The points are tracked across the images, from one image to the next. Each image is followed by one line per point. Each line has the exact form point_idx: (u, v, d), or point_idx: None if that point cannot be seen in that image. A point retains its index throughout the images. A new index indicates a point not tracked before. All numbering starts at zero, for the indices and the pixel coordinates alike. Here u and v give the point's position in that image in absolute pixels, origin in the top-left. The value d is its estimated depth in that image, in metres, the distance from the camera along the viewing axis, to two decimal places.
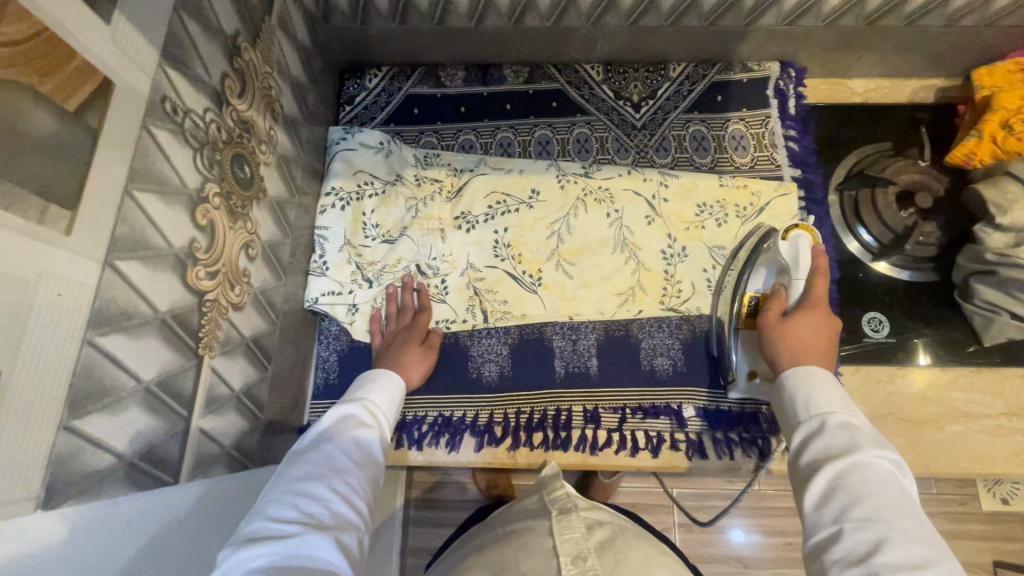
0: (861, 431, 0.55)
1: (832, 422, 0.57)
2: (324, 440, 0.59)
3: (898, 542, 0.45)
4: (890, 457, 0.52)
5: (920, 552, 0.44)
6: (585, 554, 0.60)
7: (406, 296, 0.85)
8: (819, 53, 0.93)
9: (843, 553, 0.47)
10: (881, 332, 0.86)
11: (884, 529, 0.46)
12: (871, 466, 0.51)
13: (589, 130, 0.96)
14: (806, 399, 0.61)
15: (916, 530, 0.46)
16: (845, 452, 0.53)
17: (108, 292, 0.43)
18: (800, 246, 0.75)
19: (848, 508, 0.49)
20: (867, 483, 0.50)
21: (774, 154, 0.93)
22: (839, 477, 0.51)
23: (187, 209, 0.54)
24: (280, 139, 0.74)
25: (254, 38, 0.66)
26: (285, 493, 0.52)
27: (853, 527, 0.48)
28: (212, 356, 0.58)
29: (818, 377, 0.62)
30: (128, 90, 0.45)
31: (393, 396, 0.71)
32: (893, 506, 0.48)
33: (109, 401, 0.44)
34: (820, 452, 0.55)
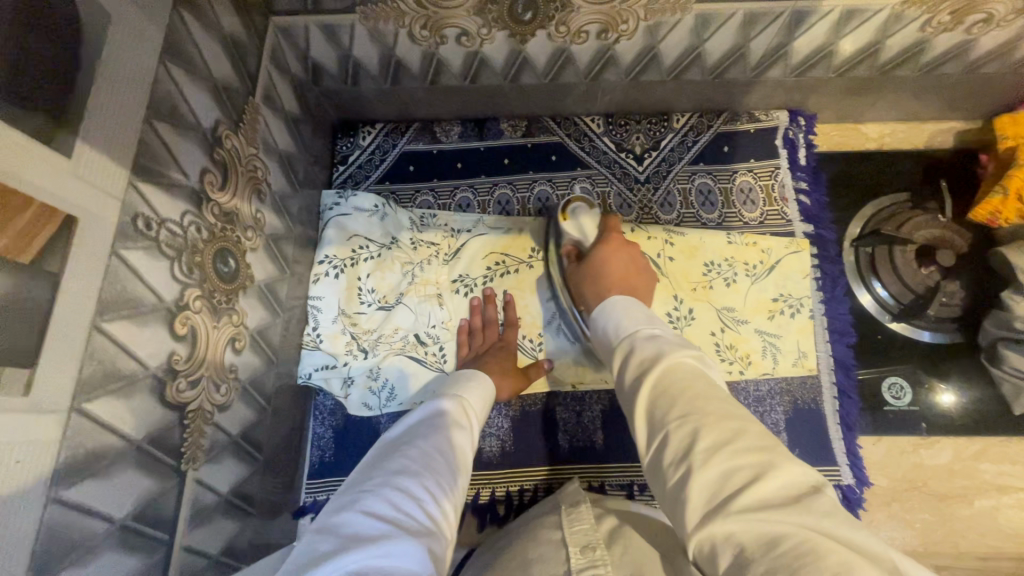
0: (662, 339, 0.55)
1: (642, 339, 0.55)
2: (417, 438, 0.58)
3: (710, 420, 0.44)
4: (692, 355, 0.52)
5: (730, 426, 0.43)
6: (594, 544, 0.54)
7: (490, 309, 0.85)
8: (830, 101, 0.89)
9: (671, 457, 0.44)
10: (903, 400, 0.81)
11: (697, 418, 0.45)
12: (681, 367, 0.50)
13: (590, 184, 0.93)
14: (616, 328, 0.60)
15: (722, 405, 0.46)
16: (654, 362, 0.51)
17: (74, 441, 0.41)
18: (580, 217, 0.80)
19: (665, 412, 0.47)
20: (679, 383, 0.48)
21: (784, 209, 0.89)
22: (655, 386, 0.50)
23: (165, 324, 0.51)
24: (268, 218, 0.71)
25: (237, 122, 0.63)
26: (380, 489, 0.50)
27: (675, 429, 0.45)
28: (197, 467, 0.56)
29: (628, 305, 0.62)
30: (95, 220, 0.42)
31: (484, 400, 0.69)
32: (701, 397, 0.47)
33: (78, 554, 0.41)
34: (638, 369, 0.52)
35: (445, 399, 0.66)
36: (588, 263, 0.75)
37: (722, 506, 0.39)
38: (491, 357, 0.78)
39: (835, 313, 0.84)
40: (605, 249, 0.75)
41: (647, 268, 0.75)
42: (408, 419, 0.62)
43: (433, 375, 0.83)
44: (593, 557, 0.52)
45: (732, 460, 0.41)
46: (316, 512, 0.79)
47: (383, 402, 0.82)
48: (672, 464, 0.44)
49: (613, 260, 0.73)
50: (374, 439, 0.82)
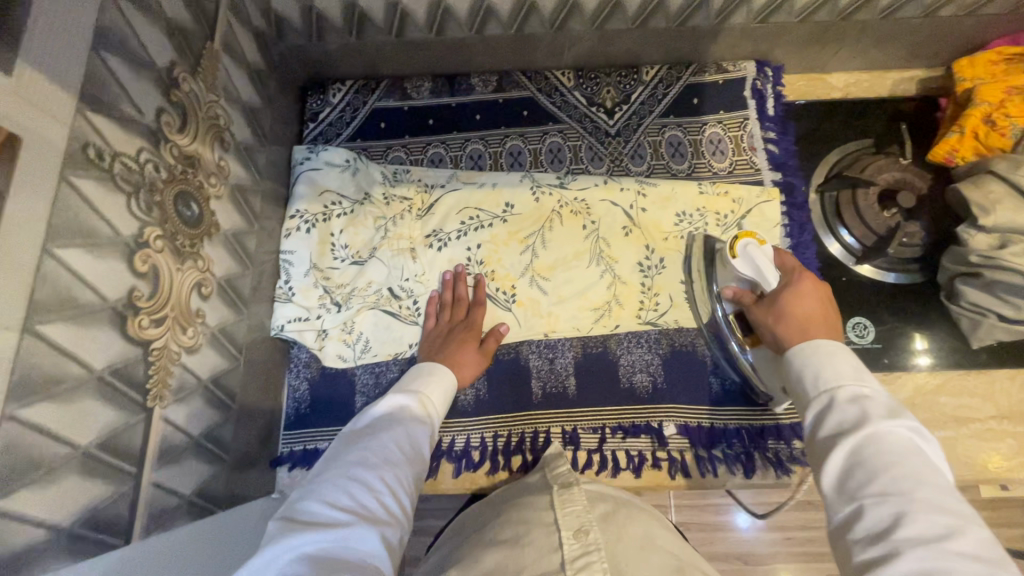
0: (873, 401, 0.48)
1: (841, 395, 0.50)
2: (380, 430, 0.59)
3: (918, 512, 0.40)
4: (906, 427, 0.46)
5: (949, 523, 0.39)
6: (586, 527, 0.58)
7: (461, 287, 0.85)
8: (795, 50, 0.90)
9: (864, 535, 0.41)
10: (867, 338, 0.83)
11: (903, 504, 0.41)
12: (887, 436, 0.45)
13: (561, 138, 0.93)
14: (813, 371, 0.53)
15: (938, 496, 0.41)
16: (856, 424, 0.47)
17: (30, 360, 0.41)
18: (751, 258, 0.73)
19: (860, 484, 0.43)
20: (882, 455, 0.44)
21: (753, 157, 0.91)
22: (856, 452, 0.45)
23: (123, 259, 0.51)
24: (232, 168, 0.71)
25: (195, 67, 0.63)
26: (338, 481, 0.52)
27: (870, 507, 0.42)
28: (164, 406, 0.56)
29: (827, 346, 0.55)
30: (41, 141, 0.42)
31: (445, 390, 0.70)
32: (912, 476, 0.42)
33: (40, 473, 0.42)
34: (835, 429, 0.48)
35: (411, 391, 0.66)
36: (774, 303, 0.67)
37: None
38: (454, 343, 0.78)
39: (801, 258, 0.85)
40: (798, 285, 0.67)
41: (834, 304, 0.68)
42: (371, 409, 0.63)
43: (408, 328, 0.85)
44: (586, 541, 0.55)
45: (939, 562, 0.37)
46: (292, 463, 0.80)
47: (357, 354, 0.83)
48: (866, 544, 0.41)
49: (807, 296, 0.65)
50: (351, 391, 0.83)
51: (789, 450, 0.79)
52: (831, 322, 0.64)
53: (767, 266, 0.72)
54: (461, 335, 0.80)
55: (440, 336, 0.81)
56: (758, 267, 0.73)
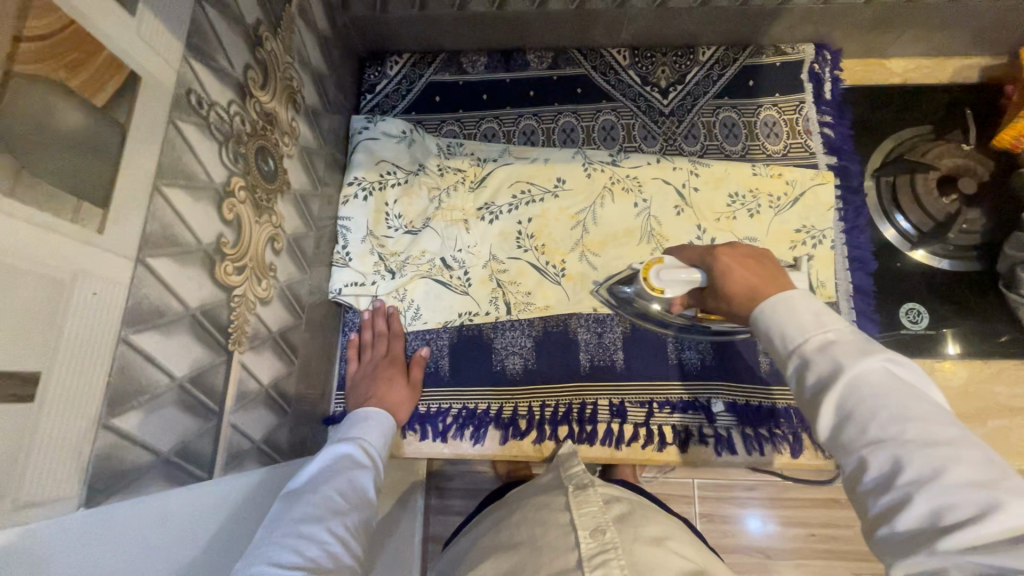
0: (845, 345, 0.45)
1: (809, 347, 0.46)
2: (324, 481, 0.61)
3: (917, 450, 0.38)
4: (880, 365, 0.43)
5: (948, 453, 0.37)
6: (603, 527, 0.59)
7: (379, 321, 0.84)
8: (856, 33, 0.89)
9: (872, 486, 0.40)
10: (920, 324, 0.82)
11: (900, 446, 0.39)
12: (869, 379, 0.42)
13: (614, 117, 0.94)
14: (777, 333, 0.49)
15: (929, 427, 0.39)
16: (832, 374, 0.43)
17: (140, 290, 0.43)
18: (664, 279, 0.65)
19: (856, 436, 0.41)
20: (867, 402, 0.41)
21: (808, 141, 0.90)
22: (841, 403, 0.43)
23: (214, 205, 0.53)
24: (302, 130, 0.73)
25: (275, 28, 0.64)
26: (285, 538, 0.53)
27: (872, 456, 0.40)
28: (241, 352, 0.58)
29: (780, 303, 0.50)
30: (153, 83, 0.44)
31: (383, 433, 0.72)
32: (899, 418, 0.40)
33: (144, 399, 0.44)
34: (813, 384, 0.45)
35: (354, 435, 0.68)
36: (718, 297, 0.59)
37: (927, 546, 0.35)
38: (380, 382, 0.79)
39: (855, 242, 0.85)
40: (720, 264, 0.58)
41: (757, 254, 0.58)
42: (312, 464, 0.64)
43: (458, 298, 0.86)
44: (603, 541, 0.57)
45: (948, 496, 0.36)
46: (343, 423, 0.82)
47: (409, 320, 0.85)
48: (878, 494, 0.39)
49: (733, 274, 0.56)
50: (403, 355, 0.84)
51: None
52: (779, 277, 0.55)
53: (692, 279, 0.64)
54: (370, 376, 0.80)
55: (366, 375, 0.80)
56: (684, 279, 0.64)
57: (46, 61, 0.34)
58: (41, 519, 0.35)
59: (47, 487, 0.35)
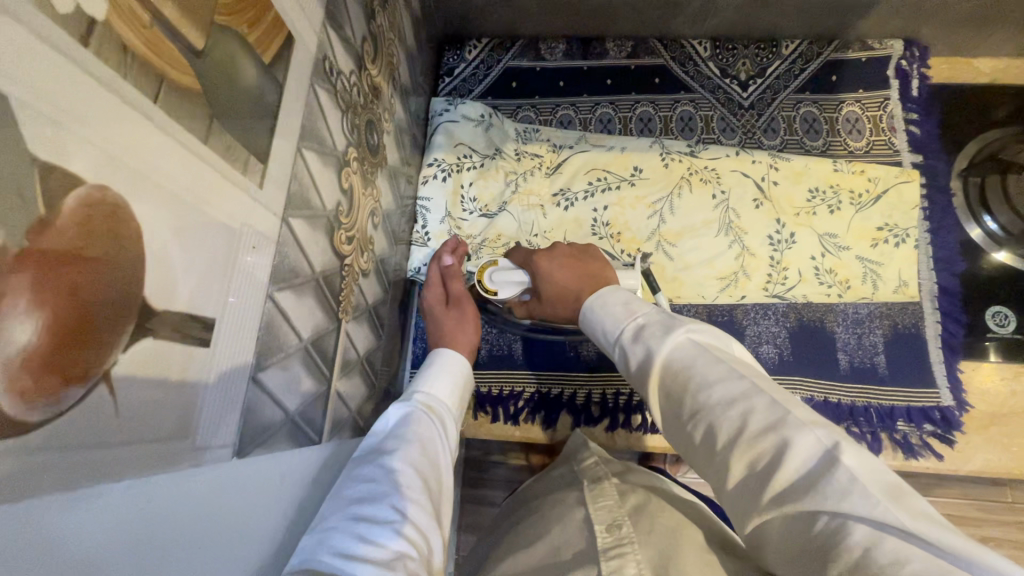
0: (650, 329, 0.51)
1: (627, 339, 0.52)
2: (386, 456, 0.51)
3: (721, 411, 0.41)
4: (682, 339, 0.48)
5: (742, 406, 0.40)
6: (619, 521, 0.55)
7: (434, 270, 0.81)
8: (947, 30, 0.88)
9: (707, 456, 0.42)
10: (1007, 328, 0.81)
11: (708, 413, 0.42)
12: (677, 355, 0.47)
13: (693, 108, 0.93)
14: (603, 328, 0.56)
15: (728, 386, 0.42)
16: (653, 356, 0.48)
17: (284, 249, 0.44)
18: (500, 276, 0.74)
19: (682, 409, 0.45)
20: (682, 377, 0.45)
21: (892, 138, 0.89)
22: (668, 383, 0.47)
23: (336, 172, 0.53)
24: (396, 107, 0.74)
25: (384, 3, 0.65)
26: (347, 523, 0.43)
27: (693, 426, 0.43)
28: (347, 320, 0.59)
29: (602, 301, 0.58)
30: (301, 45, 0.45)
31: (449, 393, 0.64)
32: (702, 383, 0.43)
33: (280, 357, 0.44)
34: (642, 369, 0.50)
35: (411, 405, 0.59)
36: (541, 296, 0.70)
37: (754, 501, 0.37)
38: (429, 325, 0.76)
39: (941, 243, 0.84)
40: (543, 268, 0.69)
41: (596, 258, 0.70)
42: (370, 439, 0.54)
43: None
44: (619, 534, 0.53)
45: (754, 447, 0.38)
46: None
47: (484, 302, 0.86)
48: (711, 459, 0.42)
49: (558, 275, 0.68)
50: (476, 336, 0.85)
51: (918, 434, 0.78)
52: (598, 276, 0.67)
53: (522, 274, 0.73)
54: (431, 315, 0.77)
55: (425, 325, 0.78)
56: (513, 279, 0.73)
57: (234, 12, 0.35)
58: (205, 464, 0.35)
59: (210, 433, 0.36)
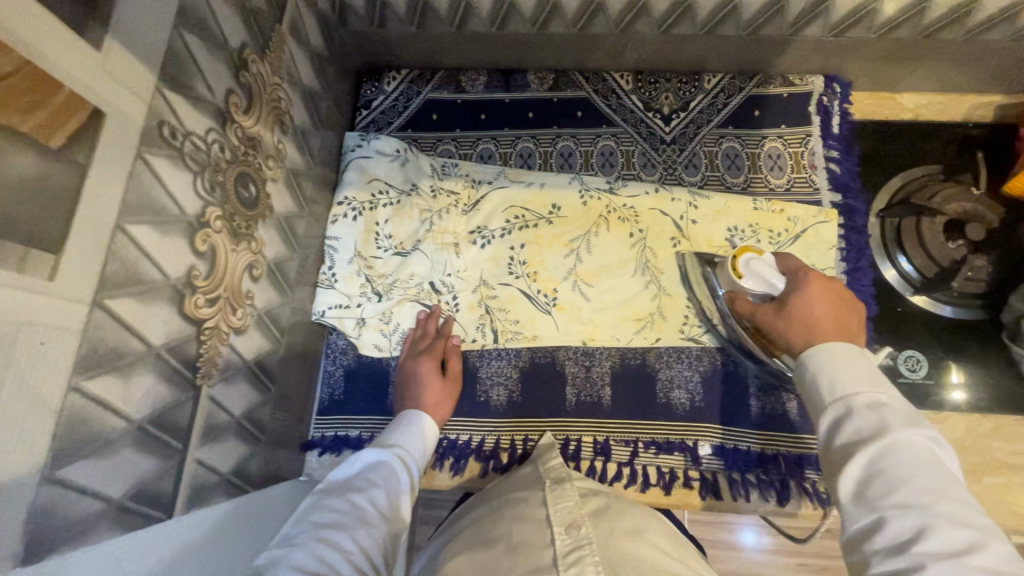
0: (890, 409, 0.49)
1: (858, 402, 0.50)
2: (354, 491, 0.59)
3: (934, 521, 0.41)
4: (925, 436, 0.47)
5: (963, 530, 0.41)
6: (579, 523, 0.56)
7: (427, 324, 0.82)
8: (867, 66, 0.86)
9: (884, 546, 0.42)
10: (918, 373, 0.80)
11: (923, 514, 0.42)
12: (906, 446, 0.45)
13: (614, 142, 0.91)
14: (826, 379, 0.53)
15: (957, 506, 0.42)
16: (873, 433, 0.47)
17: (97, 333, 0.41)
18: (756, 267, 0.66)
19: (880, 497, 0.44)
20: (908, 470, 0.44)
21: (813, 176, 0.87)
22: (875, 467, 0.45)
23: (186, 237, 0.51)
24: (289, 151, 0.71)
25: (262, 48, 0.63)
26: (310, 540, 0.52)
27: (892, 518, 0.43)
28: (211, 385, 0.57)
29: (843, 352, 0.55)
30: (120, 118, 0.42)
31: (422, 443, 0.72)
32: (932, 489, 0.43)
33: (97, 446, 0.42)
34: (852, 436, 0.48)
35: (388, 450, 0.67)
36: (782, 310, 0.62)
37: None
38: (414, 381, 0.77)
39: (856, 285, 0.82)
40: (810, 291, 0.62)
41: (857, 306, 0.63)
42: (349, 468, 0.64)
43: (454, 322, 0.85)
44: (579, 537, 0.54)
45: (959, 569, 0.38)
46: (322, 448, 0.81)
47: (394, 345, 0.84)
48: (884, 555, 0.42)
49: (819, 304, 0.61)
50: (384, 380, 0.83)
51: (826, 483, 0.77)
52: (851, 330, 0.60)
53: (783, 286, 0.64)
54: (413, 370, 0.78)
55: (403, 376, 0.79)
56: (768, 277, 0.65)
57: None
58: None
59: None
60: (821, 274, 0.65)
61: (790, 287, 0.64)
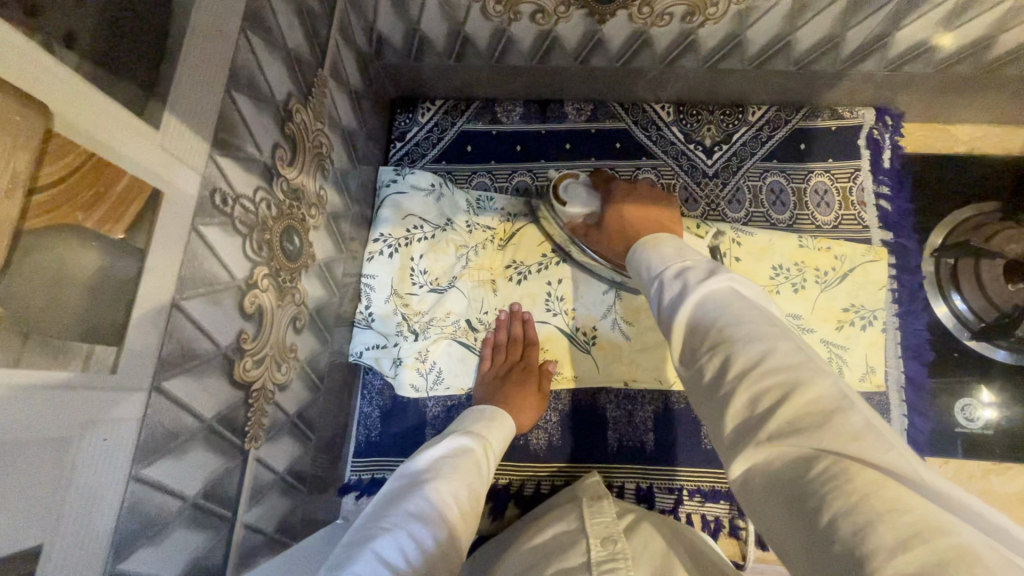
0: (694, 268, 0.49)
1: (669, 274, 0.50)
2: (441, 481, 0.59)
3: (736, 346, 0.39)
4: (724, 279, 0.46)
5: (767, 346, 0.38)
6: (615, 536, 0.53)
7: (513, 326, 0.82)
8: (921, 100, 0.83)
9: (711, 383, 0.39)
10: (976, 422, 0.77)
11: (728, 346, 0.39)
12: (712, 292, 0.45)
13: (654, 175, 0.88)
14: (647, 267, 0.55)
15: (755, 327, 0.40)
16: (683, 294, 0.46)
17: (154, 419, 0.40)
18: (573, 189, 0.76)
19: (702, 340, 0.42)
20: (716, 309, 0.43)
21: (862, 213, 0.84)
22: (691, 321, 0.44)
23: (236, 302, 0.50)
24: (329, 196, 0.70)
25: (306, 95, 0.61)
26: (394, 528, 0.52)
27: (711, 360, 0.40)
28: (258, 446, 0.55)
29: (654, 240, 0.58)
30: (177, 195, 0.41)
31: (502, 439, 0.70)
32: (733, 321, 0.41)
33: (154, 532, 0.41)
34: (671, 301, 0.47)
35: (472, 441, 0.65)
36: (603, 222, 0.72)
37: (751, 431, 0.34)
38: (515, 382, 0.77)
39: (910, 328, 0.79)
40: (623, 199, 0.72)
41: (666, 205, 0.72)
42: (430, 453, 0.64)
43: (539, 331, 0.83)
44: (614, 549, 0.50)
45: (773, 377, 0.36)
46: (359, 491, 0.79)
47: (430, 384, 0.81)
48: (713, 394, 0.39)
49: (626, 213, 0.69)
50: (421, 421, 0.82)
51: None
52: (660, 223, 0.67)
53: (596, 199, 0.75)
54: (512, 373, 0.78)
55: (497, 376, 0.79)
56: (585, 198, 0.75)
57: (61, 207, 0.31)
58: None
59: None
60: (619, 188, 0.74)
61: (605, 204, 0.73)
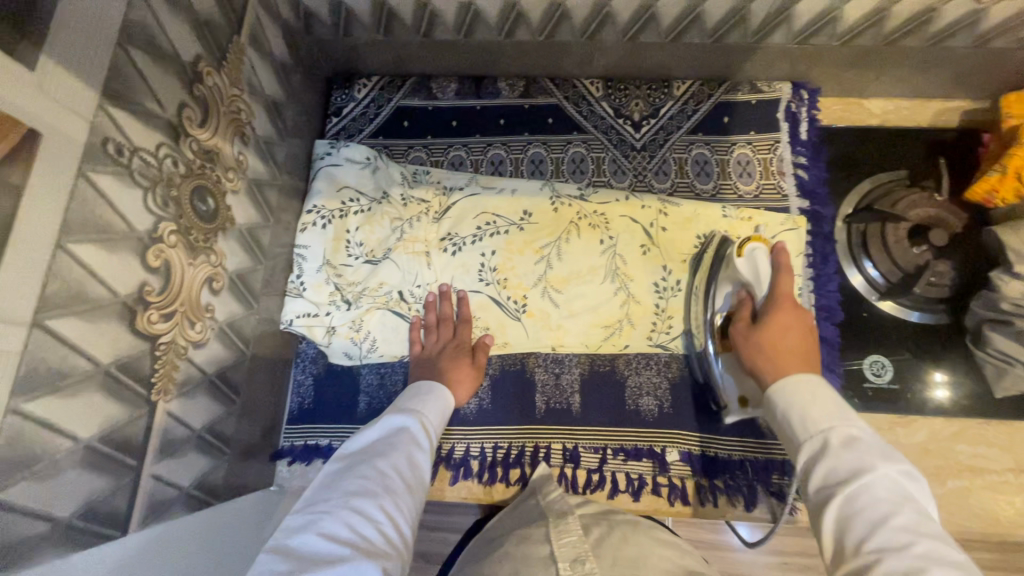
0: (866, 445, 0.49)
1: (834, 437, 0.51)
2: (379, 457, 0.60)
3: (889, 534, 0.43)
4: (899, 469, 0.47)
5: (924, 535, 0.43)
6: (583, 557, 0.54)
7: (445, 305, 0.82)
8: (832, 74, 0.87)
9: (855, 544, 0.44)
10: (883, 378, 0.81)
11: (895, 532, 0.43)
12: (878, 483, 0.46)
13: (585, 149, 0.91)
14: (797, 417, 0.54)
15: (921, 530, 0.43)
16: (850, 474, 0.47)
17: (36, 355, 0.41)
18: (758, 259, 0.70)
19: (850, 528, 0.45)
20: (873, 501, 0.45)
21: (781, 183, 0.87)
22: (847, 505, 0.46)
23: (136, 254, 0.51)
24: (250, 162, 0.71)
25: (220, 60, 0.62)
26: (337, 510, 0.53)
27: (863, 534, 0.44)
28: (168, 400, 0.56)
29: (811, 380, 0.57)
30: (61, 138, 0.42)
31: (442, 413, 0.72)
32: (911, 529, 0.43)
33: (40, 467, 0.42)
34: (825, 476, 0.49)
35: (410, 419, 0.67)
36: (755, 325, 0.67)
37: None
38: (448, 359, 0.79)
39: (823, 290, 0.83)
40: (781, 316, 0.66)
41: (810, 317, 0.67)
42: (366, 434, 0.64)
43: (472, 297, 0.83)
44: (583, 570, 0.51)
45: (914, 562, 0.41)
46: (292, 457, 0.82)
47: (364, 353, 0.82)
48: (850, 561, 0.44)
49: (790, 330, 0.65)
50: (355, 387, 0.84)
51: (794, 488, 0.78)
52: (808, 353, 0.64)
53: (770, 275, 0.70)
54: (444, 354, 0.79)
55: (433, 357, 0.80)
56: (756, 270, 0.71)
57: None
58: None
59: None
60: (792, 301, 0.68)
61: (774, 276, 0.69)
